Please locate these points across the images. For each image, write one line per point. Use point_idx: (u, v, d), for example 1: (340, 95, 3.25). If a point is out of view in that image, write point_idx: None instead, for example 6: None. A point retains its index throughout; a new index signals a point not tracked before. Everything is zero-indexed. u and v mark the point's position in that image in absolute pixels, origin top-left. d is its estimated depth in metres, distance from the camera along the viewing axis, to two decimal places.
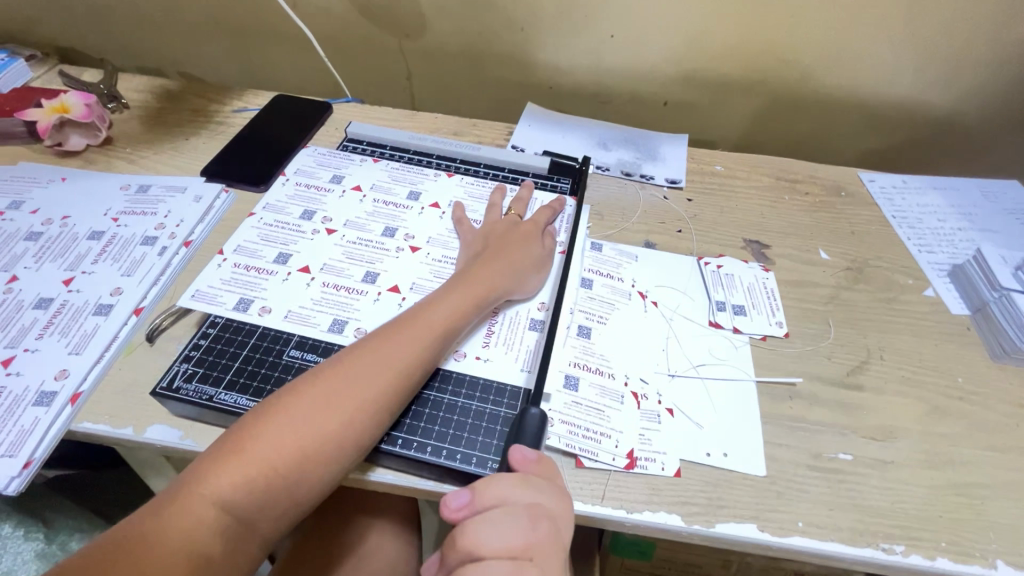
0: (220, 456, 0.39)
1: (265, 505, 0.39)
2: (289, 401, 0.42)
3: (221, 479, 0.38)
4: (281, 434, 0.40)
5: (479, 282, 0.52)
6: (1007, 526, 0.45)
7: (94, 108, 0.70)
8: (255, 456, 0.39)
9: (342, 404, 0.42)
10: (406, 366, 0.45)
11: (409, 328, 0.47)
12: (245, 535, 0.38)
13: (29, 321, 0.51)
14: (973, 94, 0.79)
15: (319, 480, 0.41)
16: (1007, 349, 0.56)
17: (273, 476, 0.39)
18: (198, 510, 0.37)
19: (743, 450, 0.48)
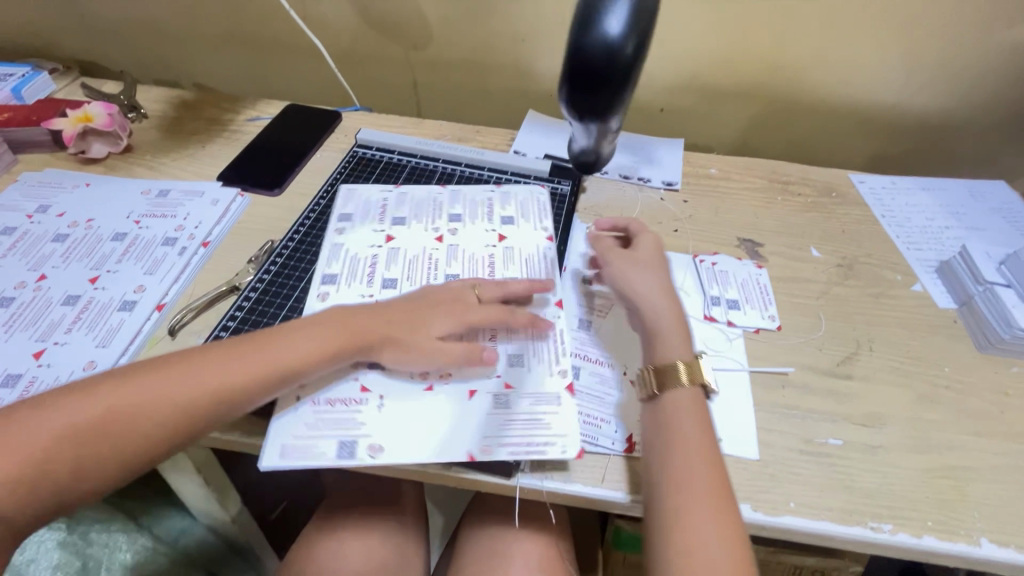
0: (46, 427, 0.40)
1: (50, 483, 0.39)
2: (137, 373, 0.43)
3: (31, 447, 0.39)
4: (103, 421, 0.41)
5: (385, 312, 0.51)
6: (991, 506, 0.47)
7: (116, 117, 0.73)
8: (66, 434, 0.40)
9: (165, 400, 0.43)
10: (257, 377, 0.45)
11: (269, 344, 0.47)
12: (21, 508, 0.39)
13: (58, 316, 0.54)
14: (959, 99, 0.82)
15: (99, 469, 0.41)
16: (993, 340, 0.58)
17: (51, 461, 0.39)
18: (95, 409, 0.41)
19: (736, 435, 0.50)
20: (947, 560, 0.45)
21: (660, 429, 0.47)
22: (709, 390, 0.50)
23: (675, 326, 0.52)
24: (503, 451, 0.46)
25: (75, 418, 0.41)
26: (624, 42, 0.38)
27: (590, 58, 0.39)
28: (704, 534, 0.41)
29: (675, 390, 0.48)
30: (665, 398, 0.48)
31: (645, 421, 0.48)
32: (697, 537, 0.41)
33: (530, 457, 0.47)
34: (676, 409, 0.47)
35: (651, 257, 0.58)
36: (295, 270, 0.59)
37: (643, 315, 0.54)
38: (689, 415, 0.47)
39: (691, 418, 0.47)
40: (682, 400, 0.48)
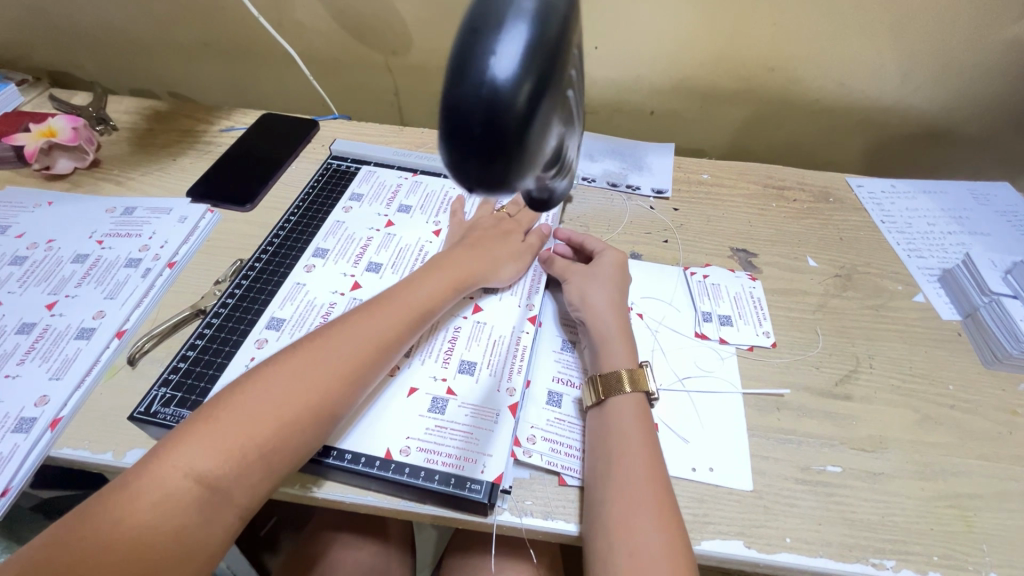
0: (190, 431, 0.38)
1: (239, 475, 0.38)
2: (184, 436, 0.38)
3: (203, 449, 0.37)
4: (262, 405, 0.40)
5: (455, 265, 0.53)
6: (1000, 538, 0.44)
7: (81, 131, 0.71)
8: (235, 427, 0.39)
9: (322, 373, 0.42)
10: (385, 339, 0.46)
11: (383, 305, 0.48)
12: (218, 510, 0.37)
13: (11, 346, 0.51)
14: (962, 98, 0.78)
15: (293, 451, 0.40)
16: (1000, 356, 0.55)
17: (250, 447, 0.38)
18: (170, 478, 0.36)
19: (729, 463, 0.47)
20: None
21: (602, 423, 0.46)
22: (653, 397, 0.48)
23: (619, 333, 0.51)
24: (475, 492, 0.42)
25: (227, 409, 0.39)
26: (515, 86, 0.21)
27: (465, 109, 0.21)
28: (636, 520, 0.40)
29: (618, 397, 0.47)
30: (608, 405, 0.47)
31: (589, 425, 0.47)
32: (630, 521, 0.40)
33: (508, 494, 0.44)
34: (616, 413, 0.46)
35: (612, 273, 0.56)
36: (264, 289, 0.55)
37: (591, 326, 0.52)
38: (629, 423, 0.45)
39: (634, 416, 0.46)
40: (628, 409, 0.46)
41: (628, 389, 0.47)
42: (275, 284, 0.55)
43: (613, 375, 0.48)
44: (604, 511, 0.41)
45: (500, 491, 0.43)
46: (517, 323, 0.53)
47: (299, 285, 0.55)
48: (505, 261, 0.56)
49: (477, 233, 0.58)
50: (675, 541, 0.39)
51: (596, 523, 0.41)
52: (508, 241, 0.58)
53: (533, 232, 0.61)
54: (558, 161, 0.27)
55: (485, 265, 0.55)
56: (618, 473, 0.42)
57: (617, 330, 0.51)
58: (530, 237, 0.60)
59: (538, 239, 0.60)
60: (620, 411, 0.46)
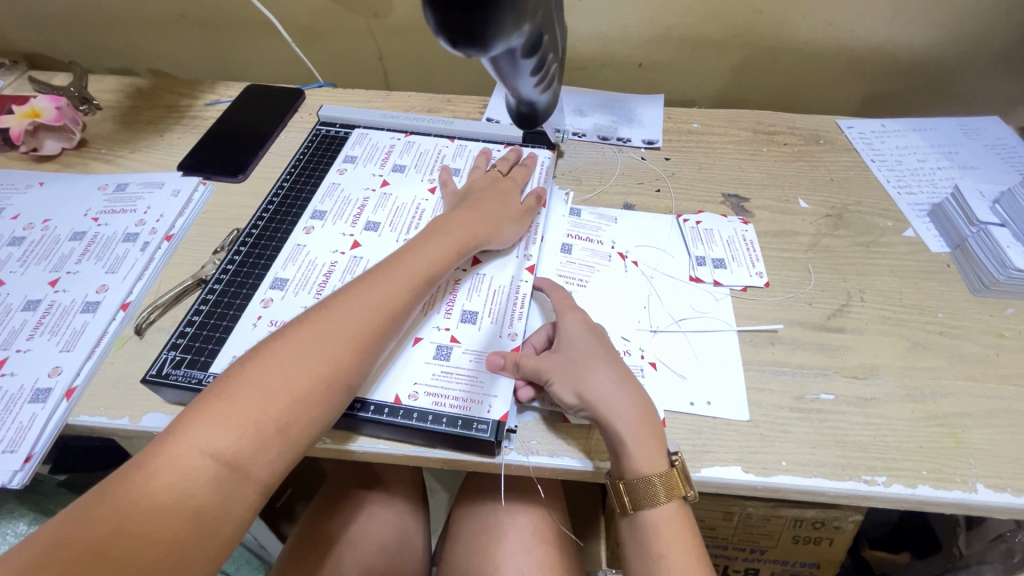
0: (203, 408, 0.37)
1: (257, 451, 0.37)
2: (197, 414, 0.37)
3: (218, 427, 0.37)
4: (274, 382, 0.39)
5: (456, 230, 0.52)
6: (987, 451, 0.46)
7: (65, 111, 0.69)
8: (249, 403, 0.38)
9: (333, 345, 0.41)
10: (391, 307, 0.45)
11: (388, 273, 0.47)
12: (239, 486, 0.37)
13: (19, 323, 0.52)
14: (952, 32, 0.78)
15: (309, 424, 0.39)
16: (988, 283, 0.56)
17: (265, 423, 0.38)
18: (188, 458, 0.35)
19: (726, 396, 0.49)
20: (942, 507, 0.44)
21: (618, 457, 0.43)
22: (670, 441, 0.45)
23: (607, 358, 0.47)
24: (482, 431, 0.44)
25: (240, 384, 0.38)
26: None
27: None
28: (672, 553, 0.42)
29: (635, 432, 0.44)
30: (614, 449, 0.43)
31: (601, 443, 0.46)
32: (667, 558, 0.42)
33: (513, 433, 0.46)
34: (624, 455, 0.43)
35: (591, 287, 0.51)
36: (263, 253, 0.55)
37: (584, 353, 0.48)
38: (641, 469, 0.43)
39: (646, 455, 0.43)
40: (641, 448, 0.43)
41: (632, 429, 0.43)
42: (274, 247, 0.56)
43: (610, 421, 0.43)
44: (644, 545, 0.43)
45: (506, 430, 0.45)
46: (515, 273, 0.54)
47: (299, 247, 0.55)
48: (505, 223, 0.55)
49: (475, 194, 0.57)
50: (702, 565, 0.42)
51: (636, 556, 0.43)
52: (506, 204, 0.57)
53: (529, 194, 0.59)
54: (535, 44, 0.37)
55: (486, 230, 0.54)
56: (649, 509, 0.43)
57: (603, 356, 0.46)
58: (525, 199, 0.59)
59: (534, 199, 0.59)
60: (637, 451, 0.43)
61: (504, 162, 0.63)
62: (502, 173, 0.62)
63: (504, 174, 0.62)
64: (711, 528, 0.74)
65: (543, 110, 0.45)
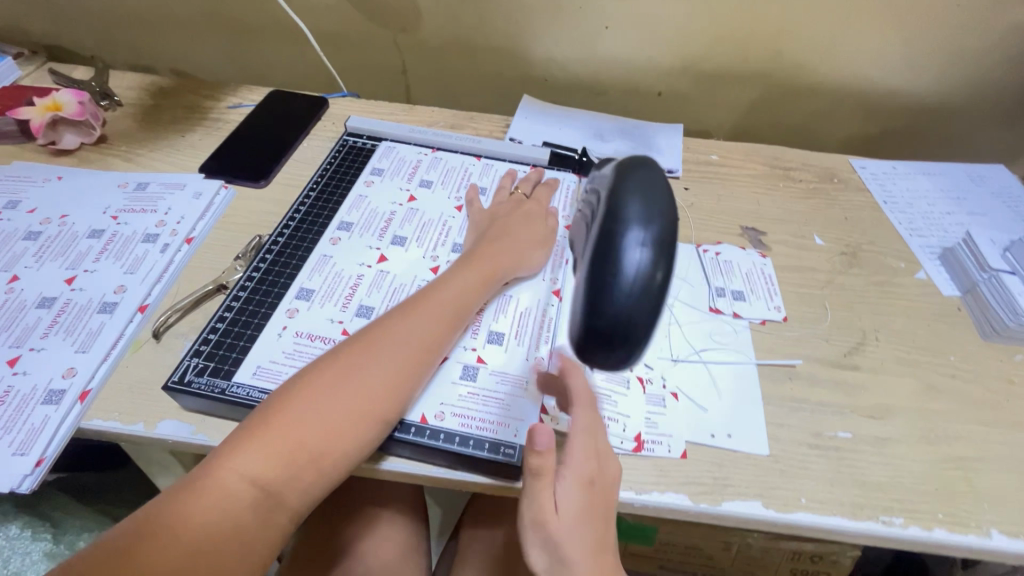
0: (244, 436, 0.38)
1: (293, 479, 0.38)
2: (237, 444, 0.38)
3: (257, 455, 0.38)
4: (311, 413, 0.39)
5: (487, 260, 0.52)
6: (999, 495, 0.47)
7: (87, 106, 0.69)
8: (286, 433, 0.38)
9: (368, 377, 0.42)
10: (427, 339, 0.45)
11: (425, 304, 0.47)
12: (274, 512, 0.37)
13: (33, 321, 0.50)
14: (960, 83, 0.81)
15: (344, 455, 0.40)
16: (998, 328, 0.58)
17: (302, 451, 0.39)
18: (228, 483, 0.36)
19: (746, 430, 0.49)
20: (956, 551, 0.45)
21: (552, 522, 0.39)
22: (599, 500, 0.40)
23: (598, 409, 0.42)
24: (509, 456, 0.44)
25: (282, 414, 0.39)
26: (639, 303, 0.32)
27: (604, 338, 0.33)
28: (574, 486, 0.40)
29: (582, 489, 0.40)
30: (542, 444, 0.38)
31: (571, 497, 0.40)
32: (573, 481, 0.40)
33: None
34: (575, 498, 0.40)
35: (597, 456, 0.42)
36: (289, 262, 0.55)
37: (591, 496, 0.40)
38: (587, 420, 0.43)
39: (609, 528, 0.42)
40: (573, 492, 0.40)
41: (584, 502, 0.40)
42: (299, 257, 0.55)
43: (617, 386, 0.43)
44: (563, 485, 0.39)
45: None
46: (542, 296, 0.55)
47: (326, 258, 0.55)
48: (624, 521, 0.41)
49: (503, 218, 0.58)
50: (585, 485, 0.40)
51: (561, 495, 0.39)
52: (533, 230, 0.57)
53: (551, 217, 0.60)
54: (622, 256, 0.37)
55: (514, 260, 0.54)
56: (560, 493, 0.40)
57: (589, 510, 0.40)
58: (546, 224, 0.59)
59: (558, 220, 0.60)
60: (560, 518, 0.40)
61: (527, 183, 0.64)
62: (525, 195, 0.62)
63: (527, 195, 0.63)
64: (710, 557, 0.74)
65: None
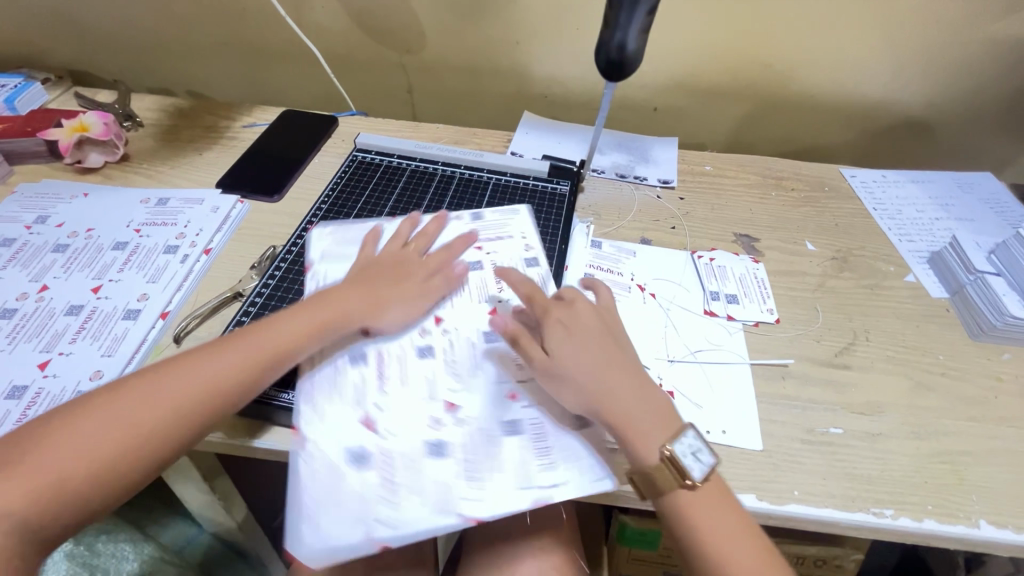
0: (90, 409, 0.41)
1: (124, 458, 0.40)
2: (83, 414, 0.40)
3: (96, 430, 0.40)
4: (154, 398, 0.42)
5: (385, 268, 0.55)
6: (987, 487, 0.49)
7: (112, 126, 0.73)
8: (132, 412, 0.41)
9: (223, 371, 0.44)
10: (294, 341, 0.47)
11: (310, 307, 0.50)
12: (101, 487, 0.39)
13: (62, 327, 0.53)
14: (945, 94, 0.84)
15: (180, 440, 0.42)
16: (986, 328, 0.60)
17: (139, 436, 0.40)
18: (67, 452, 0.39)
19: (740, 426, 0.51)
20: (946, 542, 0.46)
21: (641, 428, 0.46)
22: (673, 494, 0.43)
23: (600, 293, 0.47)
24: None
25: (124, 392, 0.42)
26: None
27: None
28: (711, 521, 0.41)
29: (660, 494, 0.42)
30: None
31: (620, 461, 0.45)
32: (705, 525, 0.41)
33: None
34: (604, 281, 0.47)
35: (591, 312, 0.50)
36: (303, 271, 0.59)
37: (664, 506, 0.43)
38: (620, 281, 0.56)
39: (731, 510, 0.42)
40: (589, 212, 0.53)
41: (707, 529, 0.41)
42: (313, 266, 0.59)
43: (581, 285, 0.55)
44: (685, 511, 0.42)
45: None
46: None
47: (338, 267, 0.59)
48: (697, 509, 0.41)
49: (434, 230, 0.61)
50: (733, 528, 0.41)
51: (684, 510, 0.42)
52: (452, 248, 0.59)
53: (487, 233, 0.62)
54: None
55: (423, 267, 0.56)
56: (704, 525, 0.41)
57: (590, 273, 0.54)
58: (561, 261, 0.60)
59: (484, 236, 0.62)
60: (699, 515, 0.41)
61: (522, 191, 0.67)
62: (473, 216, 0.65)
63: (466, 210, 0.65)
64: None
65: (632, 51, 0.53)
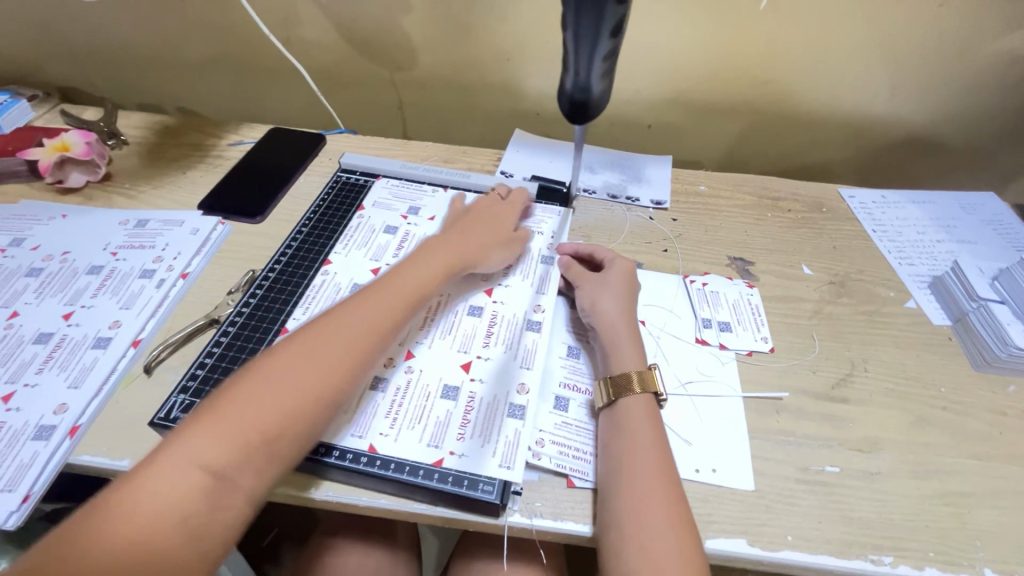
0: (197, 421, 0.39)
1: (246, 463, 0.38)
2: (191, 426, 0.39)
3: (206, 441, 0.38)
4: (260, 398, 0.40)
5: (443, 253, 0.55)
6: (992, 533, 0.46)
7: (94, 146, 0.72)
8: (240, 415, 0.39)
9: (322, 360, 0.43)
10: (380, 325, 0.47)
11: (378, 292, 0.49)
12: (226, 498, 0.37)
13: (29, 356, 0.52)
14: (947, 113, 0.82)
15: (296, 436, 0.41)
16: (989, 358, 0.57)
17: (253, 434, 0.39)
18: (178, 469, 0.37)
19: (731, 464, 0.49)
20: None
21: (617, 430, 0.47)
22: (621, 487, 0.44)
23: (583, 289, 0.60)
24: (487, 493, 0.44)
25: (228, 398, 0.40)
26: None
27: None
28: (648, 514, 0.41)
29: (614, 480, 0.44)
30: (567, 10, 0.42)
31: (601, 425, 0.48)
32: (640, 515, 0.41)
33: (518, 495, 0.45)
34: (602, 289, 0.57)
35: (621, 283, 0.58)
36: (280, 296, 0.57)
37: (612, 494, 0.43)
38: (623, 288, 0.57)
39: (679, 503, 0.42)
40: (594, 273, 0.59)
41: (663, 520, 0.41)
42: (291, 292, 0.57)
43: (613, 312, 0.55)
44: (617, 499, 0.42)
45: (511, 491, 0.45)
46: (527, 308, 0.57)
47: (317, 292, 0.57)
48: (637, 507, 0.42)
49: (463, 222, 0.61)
50: (679, 518, 0.41)
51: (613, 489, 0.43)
52: (492, 230, 0.61)
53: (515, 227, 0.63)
54: None
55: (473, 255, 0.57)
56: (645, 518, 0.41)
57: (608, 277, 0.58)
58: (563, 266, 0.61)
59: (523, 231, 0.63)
60: (645, 515, 0.41)
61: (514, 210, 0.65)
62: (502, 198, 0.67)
63: (495, 212, 0.65)
64: None
65: (595, 96, 0.46)
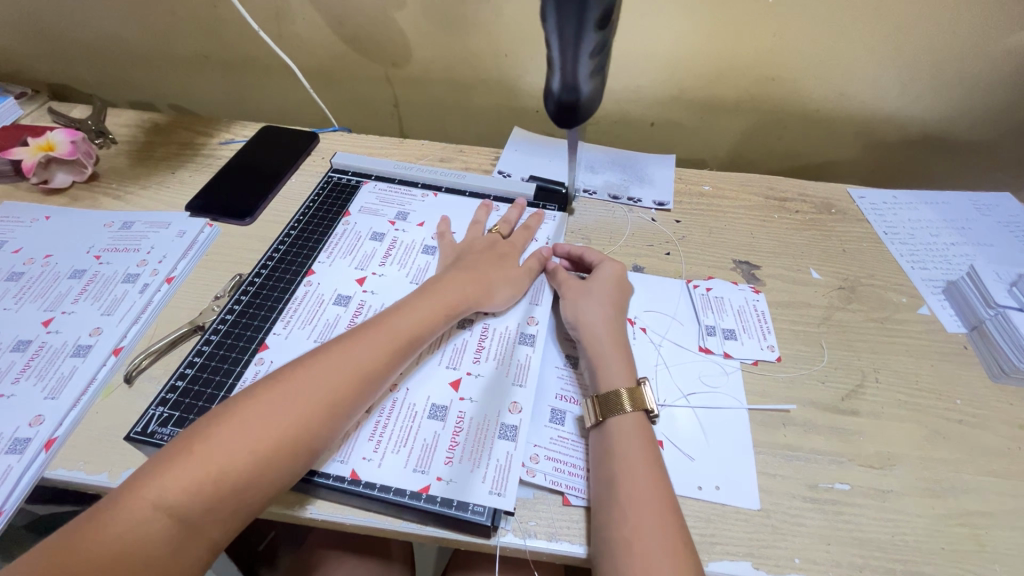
0: (171, 459, 0.37)
1: (212, 508, 0.37)
2: (164, 464, 0.37)
3: (174, 481, 0.36)
4: (233, 440, 0.38)
5: (449, 291, 0.52)
6: (1011, 556, 0.43)
7: (79, 144, 0.70)
8: (214, 456, 0.37)
9: (306, 404, 0.41)
10: (370, 369, 0.45)
11: (375, 332, 0.47)
12: (187, 544, 0.36)
13: (7, 364, 0.50)
14: (962, 111, 0.79)
15: (270, 483, 0.39)
16: (1007, 370, 0.55)
17: (224, 479, 0.37)
18: (142, 510, 0.35)
19: (735, 482, 0.46)
20: None
21: (605, 453, 0.44)
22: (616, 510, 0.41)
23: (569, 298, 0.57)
24: (478, 514, 0.42)
25: (204, 437, 0.38)
26: None
27: None
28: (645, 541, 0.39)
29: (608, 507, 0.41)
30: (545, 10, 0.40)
31: (591, 445, 0.46)
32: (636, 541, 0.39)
33: (511, 515, 0.43)
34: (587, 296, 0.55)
35: (610, 289, 0.55)
36: (266, 303, 0.55)
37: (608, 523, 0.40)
38: (611, 295, 0.55)
39: (675, 523, 0.40)
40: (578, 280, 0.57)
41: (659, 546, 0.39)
42: (277, 298, 0.55)
43: (597, 321, 0.52)
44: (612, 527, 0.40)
45: (503, 512, 0.43)
46: (519, 322, 0.55)
47: (304, 303, 0.55)
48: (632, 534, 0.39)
49: (470, 255, 0.57)
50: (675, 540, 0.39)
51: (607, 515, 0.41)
52: (504, 268, 0.57)
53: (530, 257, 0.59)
54: None
55: (476, 288, 0.53)
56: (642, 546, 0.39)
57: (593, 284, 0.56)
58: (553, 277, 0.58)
59: (536, 262, 0.58)
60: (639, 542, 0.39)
61: (506, 224, 0.62)
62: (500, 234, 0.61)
63: (505, 236, 0.61)
64: None
65: (585, 96, 0.43)
